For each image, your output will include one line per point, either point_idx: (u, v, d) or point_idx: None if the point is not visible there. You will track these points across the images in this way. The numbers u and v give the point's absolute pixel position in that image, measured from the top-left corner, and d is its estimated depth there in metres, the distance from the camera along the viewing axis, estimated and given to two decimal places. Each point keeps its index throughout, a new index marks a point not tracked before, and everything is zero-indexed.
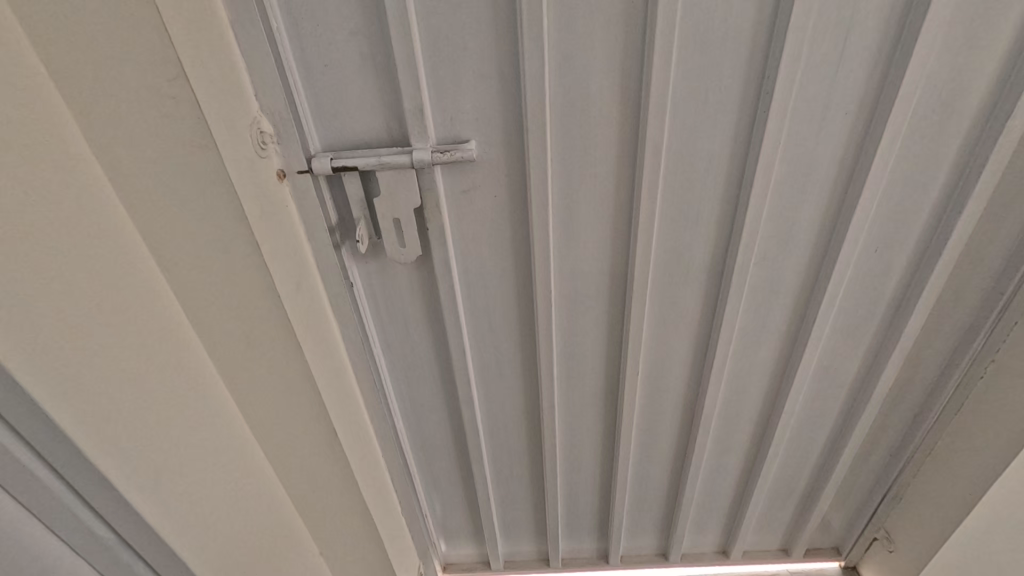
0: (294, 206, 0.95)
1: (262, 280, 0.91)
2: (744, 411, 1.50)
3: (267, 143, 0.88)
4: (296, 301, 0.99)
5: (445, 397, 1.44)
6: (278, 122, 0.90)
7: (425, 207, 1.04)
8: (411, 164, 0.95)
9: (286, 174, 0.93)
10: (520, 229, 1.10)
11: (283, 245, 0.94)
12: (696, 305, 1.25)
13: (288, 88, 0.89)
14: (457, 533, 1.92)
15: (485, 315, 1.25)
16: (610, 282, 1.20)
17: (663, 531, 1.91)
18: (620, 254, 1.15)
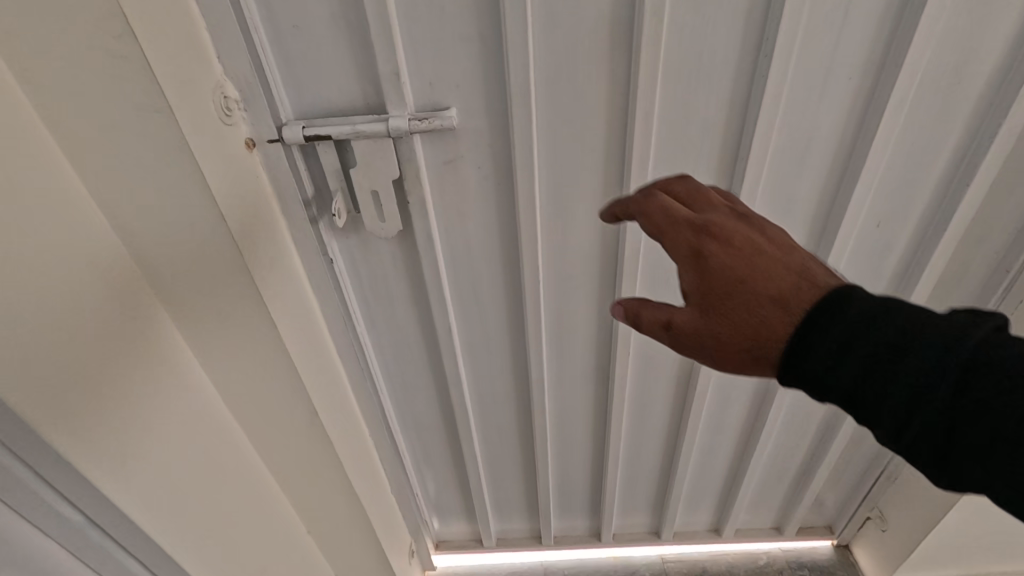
0: (264, 177, 0.90)
1: (236, 263, 0.86)
2: (738, 390, 1.48)
3: (234, 110, 0.83)
4: (274, 284, 0.94)
5: (433, 376, 1.41)
6: (245, 88, 0.84)
7: (404, 179, 0.99)
8: (387, 134, 0.90)
9: (255, 144, 0.88)
10: (507, 203, 1.06)
11: (257, 222, 0.89)
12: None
13: (254, 50, 0.84)
14: (449, 511, 1.91)
15: (472, 292, 1.22)
16: (600, 258, 1.16)
17: (656, 510, 1.91)
18: (610, 230, 1.11)
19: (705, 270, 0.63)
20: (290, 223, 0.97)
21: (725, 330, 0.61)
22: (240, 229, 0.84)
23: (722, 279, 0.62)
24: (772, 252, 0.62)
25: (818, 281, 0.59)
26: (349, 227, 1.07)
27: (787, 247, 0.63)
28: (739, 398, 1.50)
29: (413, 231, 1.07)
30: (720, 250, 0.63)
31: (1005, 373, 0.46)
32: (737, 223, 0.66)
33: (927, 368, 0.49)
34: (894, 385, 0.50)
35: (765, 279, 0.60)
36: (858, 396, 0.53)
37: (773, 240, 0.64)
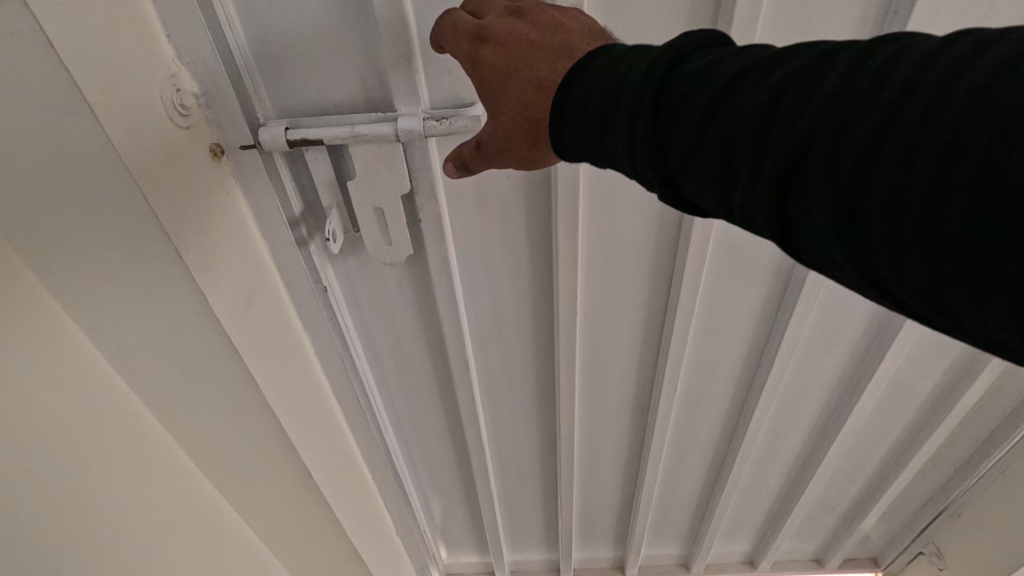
0: (234, 193, 0.70)
1: (199, 304, 0.67)
2: (793, 423, 1.29)
3: (190, 107, 0.63)
4: (251, 327, 0.75)
5: (446, 411, 1.22)
6: (205, 79, 0.63)
7: (416, 192, 0.79)
8: (396, 138, 0.69)
9: (224, 150, 0.68)
10: (541, 218, 0.87)
11: (227, 250, 0.69)
12: (754, 310, 1.02)
13: (217, 27, 0.62)
14: (460, 544, 1.74)
15: (493, 320, 1.03)
16: (649, 281, 0.97)
17: (685, 542, 1.74)
18: (664, 249, 0.92)
19: (484, 75, 0.60)
20: (269, 246, 0.77)
21: (500, 129, 0.61)
22: (203, 263, 0.65)
23: (489, 75, 0.59)
24: (526, 34, 0.58)
25: (568, 53, 0.56)
26: (345, 248, 0.86)
27: (541, 22, 0.58)
28: (792, 432, 1.32)
29: (426, 254, 0.88)
30: (479, 45, 0.59)
31: (695, 81, 0.44)
32: (496, 13, 0.60)
33: (628, 92, 0.48)
34: (606, 121, 0.50)
35: (521, 67, 0.58)
36: (590, 142, 0.53)
37: (533, 19, 0.59)
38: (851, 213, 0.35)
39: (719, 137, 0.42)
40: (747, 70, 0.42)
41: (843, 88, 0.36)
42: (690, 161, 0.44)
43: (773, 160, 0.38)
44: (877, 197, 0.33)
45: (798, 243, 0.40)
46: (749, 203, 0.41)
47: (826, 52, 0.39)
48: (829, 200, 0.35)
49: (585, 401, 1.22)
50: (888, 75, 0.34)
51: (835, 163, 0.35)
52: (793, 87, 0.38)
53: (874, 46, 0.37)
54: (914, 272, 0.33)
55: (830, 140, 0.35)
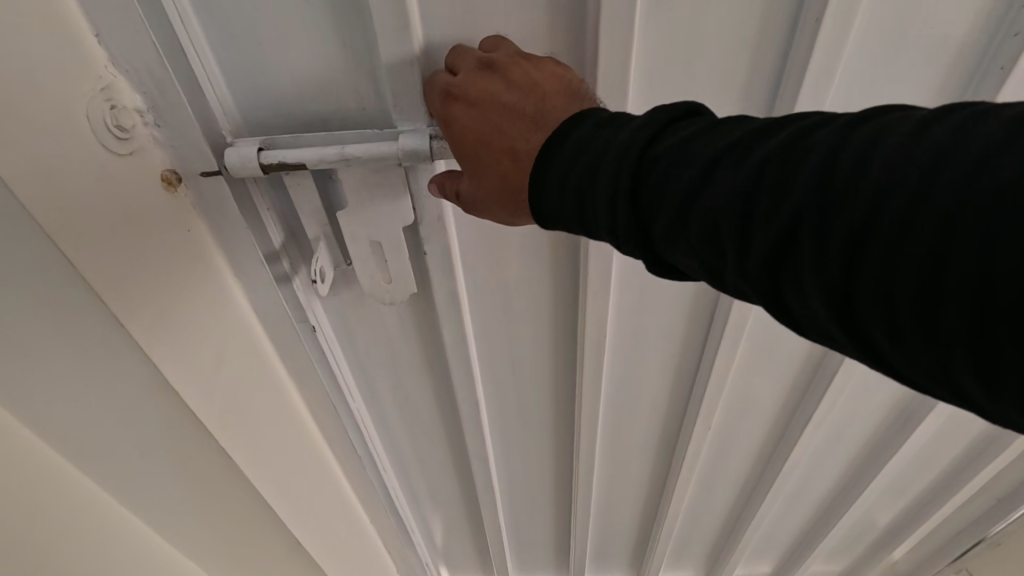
0: (196, 231, 0.56)
1: (150, 371, 0.55)
2: (832, 455, 1.18)
3: (129, 128, 0.49)
4: (220, 392, 0.62)
5: (452, 449, 1.10)
6: (150, 89, 0.49)
7: (421, 223, 0.66)
8: (397, 161, 0.55)
9: (181, 178, 0.54)
10: (567, 249, 0.74)
11: (185, 305, 0.56)
12: (804, 347, 0.90)
13: (162, 26, 0.48)
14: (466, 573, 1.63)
15: (508, 357, 0.90)
16: (688, 315, 0.85)
17: (704, 565, 1.64)
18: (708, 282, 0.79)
19: (456, 140, 0.52)
20: (243, 289, 0.63)
21: (478, 197, 0.55)
22: (150, 325, 0.52)
23: (459, 140, 0.52)
24: (500, 95, 0.50)
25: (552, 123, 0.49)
26: (335, 282, 0.73)
27: (517, 79, 0.50)
28: (830, 463, 1.21)
29: (431, 290, 0.75)
30: (448, 105, 0.52)
31: (672, 150, 0.41)
32: (467, 65, 0.52)
33: (603, 158, 0.44)
34: (584, 190, 0.45)
35: (496, 134, 0.51)
36: (568, 213, 0.47)
37: (508, 72, 0.50)
38: (850, 302, 0.33)
39: (703, 214, 0.39)
40: (724, 141, 0.39)
41: (831, 171, 0.33)
42: (673, 238, 0.41)
43: (762, 242, 0.36)
44: (872, 288, 0.32)
45: (794, 323, 0.38)
46: (739, 282, 0.39)
47: (803, 126, 0.37)
48: (823, 288, 0.34)
49: (606, 436, 1.10)
50: (876, 153, 0.32)
51: (827, 254, 0.33)
52: (777, 164, 0.36)
53: (853, 120, 0.35)
54: (919, 359, 0.32)
55: (821, 230, 0.33)
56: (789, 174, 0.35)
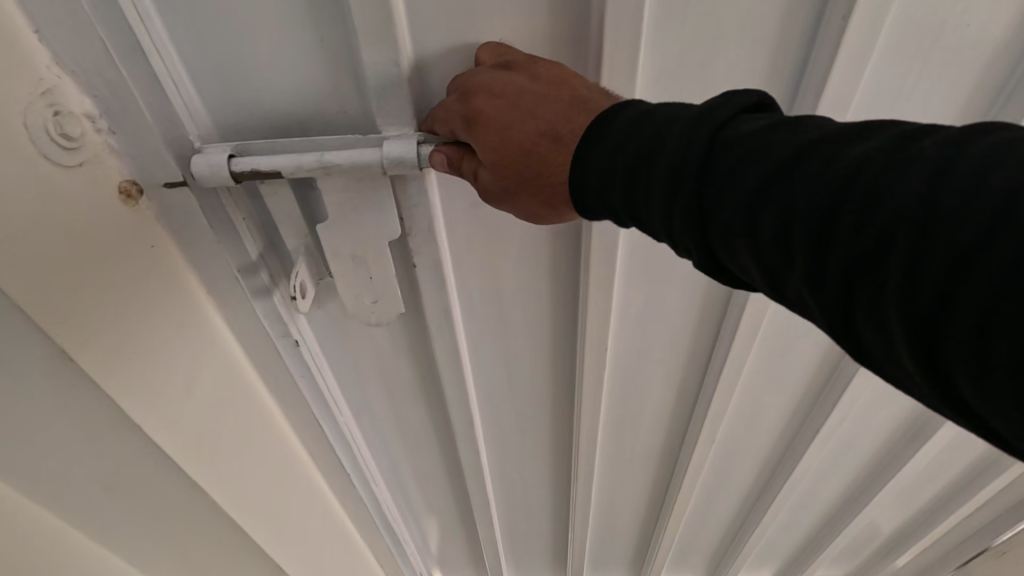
0: (162, 246, 0.51)
1: (99, 398, 0.52)
2: (840, 465, 1.14)
3: (78, 136, 0.44)
4: (184, 417, 0.57)
5: (446, 462, 1.06)
6: (102, 92, 0.44)
7: (410, 236, 0.61)
8: (382, 170, 0.50)
9: (142, 188, 0.49)
10: (567, 263, 0.69)
11: (144, 326, 0.51)
12: (813, 361, 0.86)
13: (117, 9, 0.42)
14: None
15: (504, 372, 0.86)
16: (693, 329, 0.80)
17: None
18: (716, 296, 0.75)
19: (481, 134, 0.46)
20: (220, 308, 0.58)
21: (504, 198, 0.49)
22: (96, 350, 0.49)
23: (484, 135, 0.46)
24: (529, 86, 0.45)
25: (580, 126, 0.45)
26: (318, 296, 0.68)
27: (542, 75, 0.46)
28: (838, 473, 1.17)
29: (423, 303, 0.70)
30: (467, 100, 0.46)
31: (746, 142, 0.36)
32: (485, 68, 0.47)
33: (662, 148, 0.39)
34: (636, 176, 0.41)
35: (529, 120, 0.47)
36: (613, 203, 0.43)
37: (532, 69, 0.46)
38: (934, 330, 0.29)
39: (777, 212, 0.34)
40: (812, 137, 0.34)
41: (942, 182, 0.29)
42: (736, 238, 0.37)
43: (842, 250, 0.31)
44: (967, 317, 0.27)
45: (861, 349, 0.33)
46: (804, 294, 0.35)
47: (911, 128, 0.32)
48: (905, 309, 0.29)
49: (608, 449, 1.05)
50: (1000, 171, 0.27)
51: (920, 276, 0.29)
52: (874, 166, 0.31)
53: (971, 133, 0.30)
54: (1006, 418, 0.28)
55: (918, 243, 0.29)
56: (886, 177, 0.30)
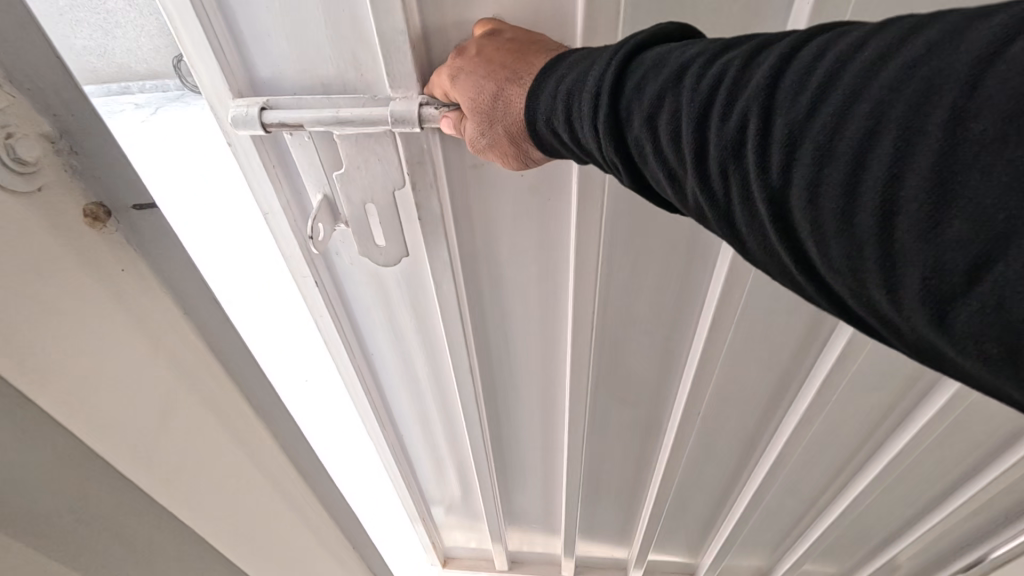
0: (135, 272, 0.43)
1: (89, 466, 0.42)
2: (829, 444, 1.18)
3: (32, 161, 0.35)
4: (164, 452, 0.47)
5: (447, 416, 1.13)
6: (60, 109, 0.36)
7: (412, 189, 0.68)
8: (386, 124, 0.58)
9: (111, 212, 0.40)
10: (556, 224, 0.76)
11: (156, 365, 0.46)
12: (795, 337, 0.91)
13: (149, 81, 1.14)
14: (461, 537, 1.68)
15: (501, 328, 0.92)
16: (677, 298, 0.86)
17: (696, 550, 1.67)
18: (699, 265, 0.81)
19: (462, 84, 0.54)
20: (199, 329, 0.49)
21: (479, 147, 0.57)
22: (60, 387, 0.38)
23: (459, 87, 0.54)
24: (503, 48, 0.53)
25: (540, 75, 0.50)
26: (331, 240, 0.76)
27: (518, 43, 0.54)
28: (825, 452, 1.21)
29: (425, 254, 0.77)
30: (457, 59, 0.56)
31: (649, 62, 0.43)
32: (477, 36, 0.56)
33: (586, 71, 0.46)
34: (567, 98, 0.47)
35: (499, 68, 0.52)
36: (555, 133, 0.50)
37: (510, 36, 0.54)
38: (788, 210, 0.35)
39: (670, 120, 0.41)
40: (696, 53, 0.41)
41: (779, 79, 0.35)
42: (645, 151, 0.43)
43: (716, 149, 0.38)
44: (804, 193, 0.33)
45: (745, 241, 0.39)
46: (698, 198, 0.41)
47: (768, 39, 0.38)
48: (764, 192, 0.35)
49: (600, 414, 1.11)
50: (819, 63, 0.34)
51: (770, 161, 0.35)
52: (735, 71, 0.38)
53: (807, 35, 0.36)
54: (845, 277, 0.33)
55: (764, 136, 0.35)
56: (745, 84, 0.37)
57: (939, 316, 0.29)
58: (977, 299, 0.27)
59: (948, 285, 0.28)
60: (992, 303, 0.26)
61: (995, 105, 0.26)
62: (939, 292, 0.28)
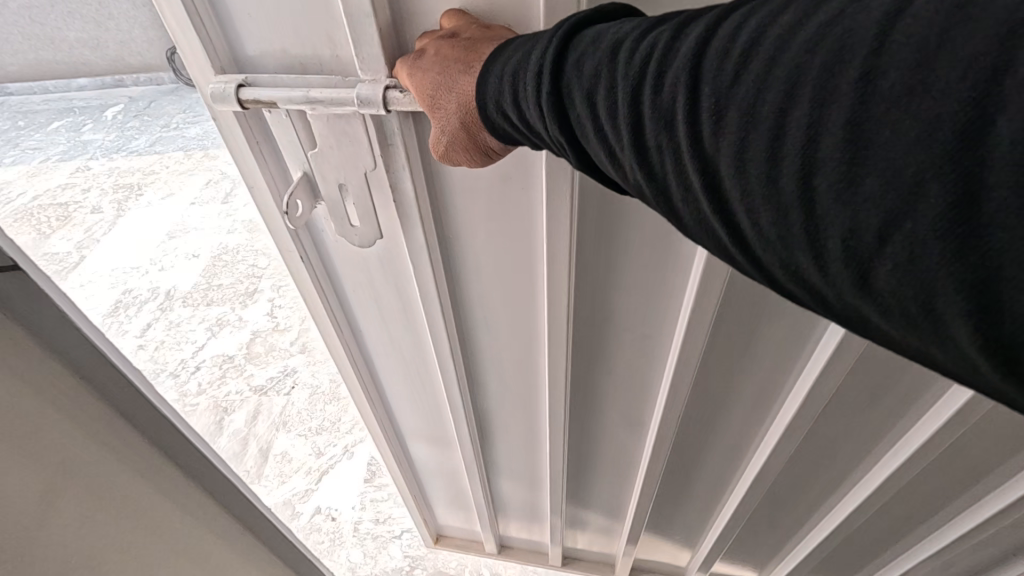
0: None
1: None
2: (816, 444, 1.16)
3: None
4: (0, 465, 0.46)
5: (431, 398, 1.15)
6: None
7: (383, 171, 0.70)
8: (354, 105, 0.61)
9: None
10: (528, 210, 0.77)
11: None
12: (774, 336, 0.90)
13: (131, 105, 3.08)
14: (452, 515, 1.69)
15: (481, 310, 0.95)
16: (653, 291, 0.87)
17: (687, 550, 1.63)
18: (673, 260, 0.81)
19: (418, 83, 0.57)
20: None
21: (438, 147, 0.60)
22: None
23: (416, 85, 0.57)
24: (455, 45, 0.54)
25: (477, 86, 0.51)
26: (314, 215, 0.79)
27: (473, 42, 0.54)
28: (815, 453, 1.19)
29: (401, 238, 0.79)
30: (417, 57, 0.57)
31: (591, 37, 0.43)
32: (437, 34, 0.57)
33: (533, 48, 0.46)
34: (516, 75, 0.47)
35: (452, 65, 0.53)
36: (507, 111, 0.49)
37: (465, 34, 0.55)
38: (719, 181, 0.34)
39: (609, 96, 0.40)
40: (632, 26, 0.40)
41: (704, 51, 0.35)
42: (586, 129, 0.42)
43: (652, 124, 0.37)
44: (732, 164, 0.33)
45: (684, 218, 0.39)
46: (637, 178, 0.40)
47: (695, 12, 0.38)
48: (695, 164, 0.35)
49: (582, 402, 1.13)
50: (740, 32, 0.34)
51: (701, 132, 0.35)
52: (665, 44, 0.37)
53: (730, 7, 0.36)
54: (776, 247, 0.33)
55: (692, 108, 0.35)
56: (675, 56, 0.36)
57: (862, 277, 0.29)
58: (892, 258, 0.28)
59: (865, 246, 0.28)
60: (907, 261, 0.27)
61: (900, 63, 0.27)
62: (860, 255, 0.29)
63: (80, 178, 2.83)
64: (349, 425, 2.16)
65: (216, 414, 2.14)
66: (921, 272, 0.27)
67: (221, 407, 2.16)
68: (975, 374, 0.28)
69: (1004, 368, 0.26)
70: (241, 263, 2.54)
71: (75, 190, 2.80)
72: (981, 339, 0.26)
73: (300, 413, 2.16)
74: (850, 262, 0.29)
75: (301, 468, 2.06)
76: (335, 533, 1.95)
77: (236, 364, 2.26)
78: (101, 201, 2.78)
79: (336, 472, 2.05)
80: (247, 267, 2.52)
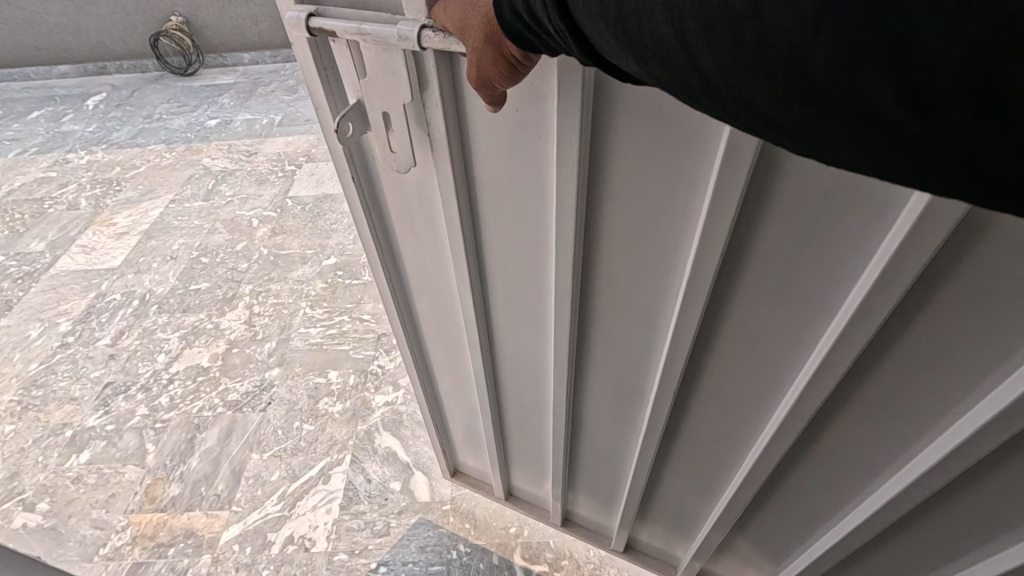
0: None
1: None
2: (799, 473, 1.15)
3: None
4: None
5: (450, 335, 1.25)
6: None
7: (423, 99, 0.80)
8: (395, 41, 0.72)
9: None
10: (538, 157, 0.87)
11: None
12: (755, 339, 0.95)
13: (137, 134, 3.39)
14: (464, 453, 1.77)
15: (495, 252, 1.04)
16: (646, 262, 0.95)
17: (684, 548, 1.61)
18: (664, 235, 0.89)
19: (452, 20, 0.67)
20: None
21: (467, 78, 0.72)
22: None
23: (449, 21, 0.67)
24: None
25: (493, 23, 0.61)
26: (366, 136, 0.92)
27: None
28: (796, 484, 1.18)
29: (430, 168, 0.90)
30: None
31: None
32: None
33: None
34: None
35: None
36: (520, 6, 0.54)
37: None
38: (679, 23, 0.39)
39: None
40: None
41: None
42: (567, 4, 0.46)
43: None
44: None
45: (663, 76, 0.43)
46: (611, 44, 0.45)
47: None
48: (667, 9, 0.39)
49: (584, 367, 1.20)
50: None
51: None
52: None
53: None
54: (732, 70, 0.38)
55: None
56: None
57: (803, 73, 0.34)
58: (825, 42, 0.32)
59: (804, 39, 0.33)
60: (837, 42, 0.32)
61: None
62: (798, 51, 0.34)
63: (56, 174, 3.25)
64: (326, 447, 2.04)
65: (185, 430, 2.08)
66: (848, 45, 0.31)
67: (192, 423, 2.10)
68: (895, 136, 0.33)
69: (920, 117, 0.31)
70: (219, 267, 2.67)
71: (52, 186, 3.17)
72: (902, 94, 0.31)
73: (276, 432, 2.08)
74: (791, 63, 0.34)
75: (276, 492, 1.92)
76: (306, 566, 1.75)
77: (211, 378, 2.24)
78: (76, 197, 3.10)
79: (304, 504, 1.89)
80: (225, 271, 2.64)
